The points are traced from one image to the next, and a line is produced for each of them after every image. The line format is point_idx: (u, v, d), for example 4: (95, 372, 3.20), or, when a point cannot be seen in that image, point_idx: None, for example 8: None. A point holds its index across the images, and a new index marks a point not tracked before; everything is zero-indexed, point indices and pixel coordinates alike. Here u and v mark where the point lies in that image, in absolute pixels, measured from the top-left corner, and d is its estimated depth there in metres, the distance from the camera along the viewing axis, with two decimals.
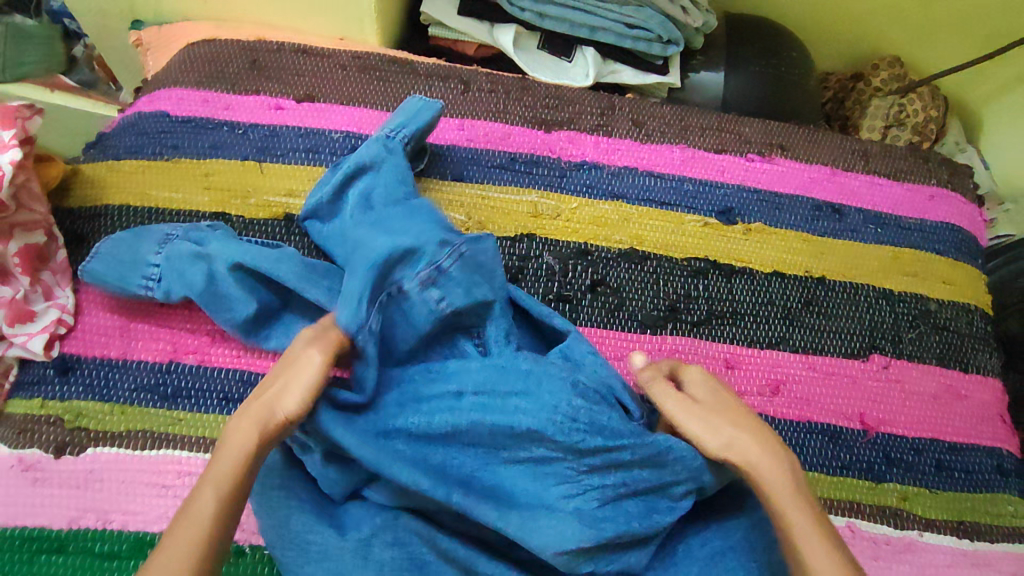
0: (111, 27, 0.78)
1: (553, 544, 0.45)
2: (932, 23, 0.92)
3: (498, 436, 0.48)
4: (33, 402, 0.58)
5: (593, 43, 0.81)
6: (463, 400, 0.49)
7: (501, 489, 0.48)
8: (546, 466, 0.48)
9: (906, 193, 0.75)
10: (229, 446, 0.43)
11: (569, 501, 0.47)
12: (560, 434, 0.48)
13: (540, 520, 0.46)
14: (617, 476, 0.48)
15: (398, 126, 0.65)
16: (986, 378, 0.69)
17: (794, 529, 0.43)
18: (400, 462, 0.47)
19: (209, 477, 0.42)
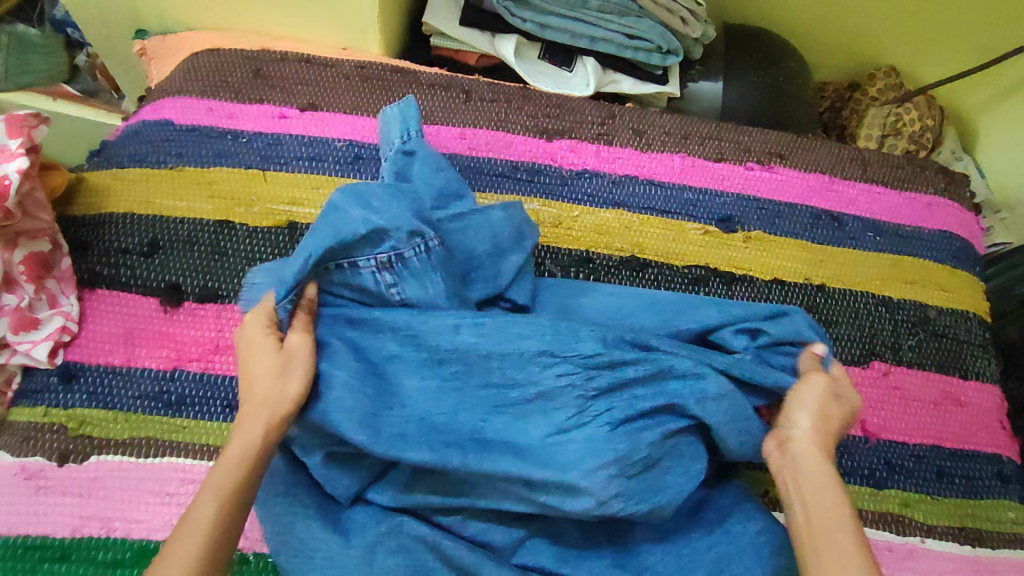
0: (115, 37, 0.79)
1: (578, 469, 0.45)
2: (926, 34, 0.93)
3: (504, 364, 0.48)
4: (36, 410, 0.58)
5: (593, 53, 0.82)
6: (462, 334, 0.49)
7: (510, 436, 0.47)
8: (559, 396, 0.48)
9: (903, 202, 0.76)
10: (235, 446, 0.43)
11: (582, 429, 0.47)
12: (569, 356, 0.49)
13: (556, 452, 0.46)
14: (621, 398, 0.49)
15: (409, 127, 0.64)
16: (986, 385, 0.69)
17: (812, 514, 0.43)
18: (409, 430, 0.46)
19: (212, 481, 0.42)
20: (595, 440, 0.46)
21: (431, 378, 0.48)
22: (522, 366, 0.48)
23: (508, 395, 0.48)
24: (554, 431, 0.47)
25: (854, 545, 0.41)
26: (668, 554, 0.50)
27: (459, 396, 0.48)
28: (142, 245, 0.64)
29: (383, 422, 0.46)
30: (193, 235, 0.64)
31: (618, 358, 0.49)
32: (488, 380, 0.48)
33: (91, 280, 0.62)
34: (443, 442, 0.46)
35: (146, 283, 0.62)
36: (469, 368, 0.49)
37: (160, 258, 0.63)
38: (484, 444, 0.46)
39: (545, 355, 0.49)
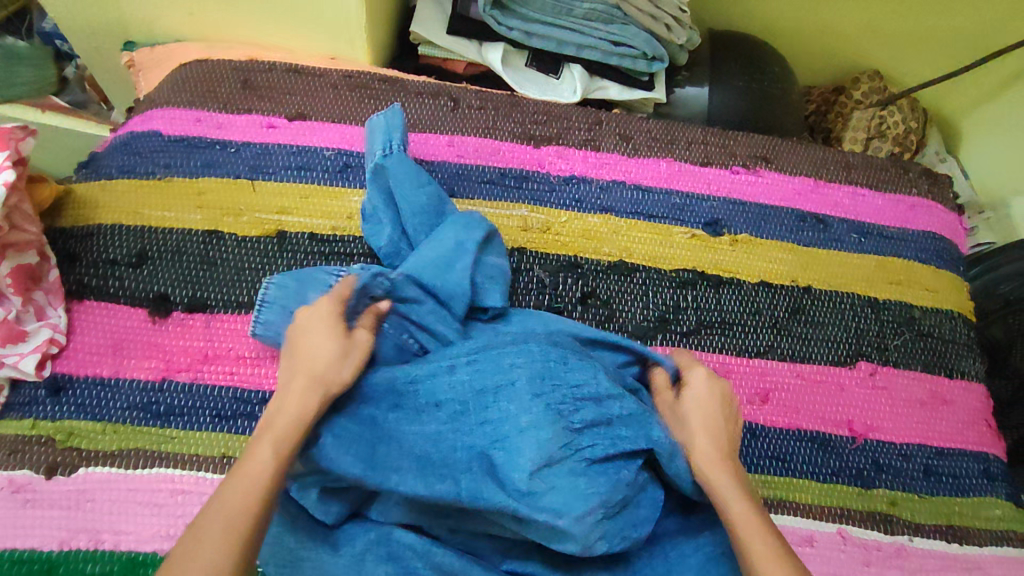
0: (103, 49, 0.79)
1: (568, 515, 0.45)
2: (908, 39, 0.95)
3: (491, 399, 0.49)
4: (24, 422, 0.58)
5: (580, 60, 0.82)
6: (458, 379, 0.50)
7: (504, 469, 0.46)
8: (541, 427, 0.47)
9: (887, 204, 0.76)
10: (287, 407, 0.45)
11: (568, 466, 0.47)
12: (560, 387, 0.50)
13: (544, 494, 0.45)
14: (608, 435, 0.49)
15: (393, 137, 0.66)
16: (971, 383, 0.70)
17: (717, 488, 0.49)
18: (403, 465, 0.47)
19: (270, 433, 0.43)
20: (580, 483, 0.46)
21: (427, 413, 0.50)
22: (518, 401, 0.48)
23: (504, 427, 0.48)
24: (540, 467, 0.46)
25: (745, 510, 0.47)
26: (656, 558, 0.51)
27: (454, 434, 0.48)
28: (130, 256, 0.64)
29: (378, 458, 0.47)
30: (182, 245, 0.65)
31: (603, 392, 0.51)
32: (483, 417, 0.48)
33: (79, 292, 0.62)
34: (438, 476, 0.47)
35: (134, 294, 0.62)
36: (465, 406, 0.49)
37: (148, 268, 0.63)
38: (476, 478, 0.46)
39: (536, 383, 0.49)
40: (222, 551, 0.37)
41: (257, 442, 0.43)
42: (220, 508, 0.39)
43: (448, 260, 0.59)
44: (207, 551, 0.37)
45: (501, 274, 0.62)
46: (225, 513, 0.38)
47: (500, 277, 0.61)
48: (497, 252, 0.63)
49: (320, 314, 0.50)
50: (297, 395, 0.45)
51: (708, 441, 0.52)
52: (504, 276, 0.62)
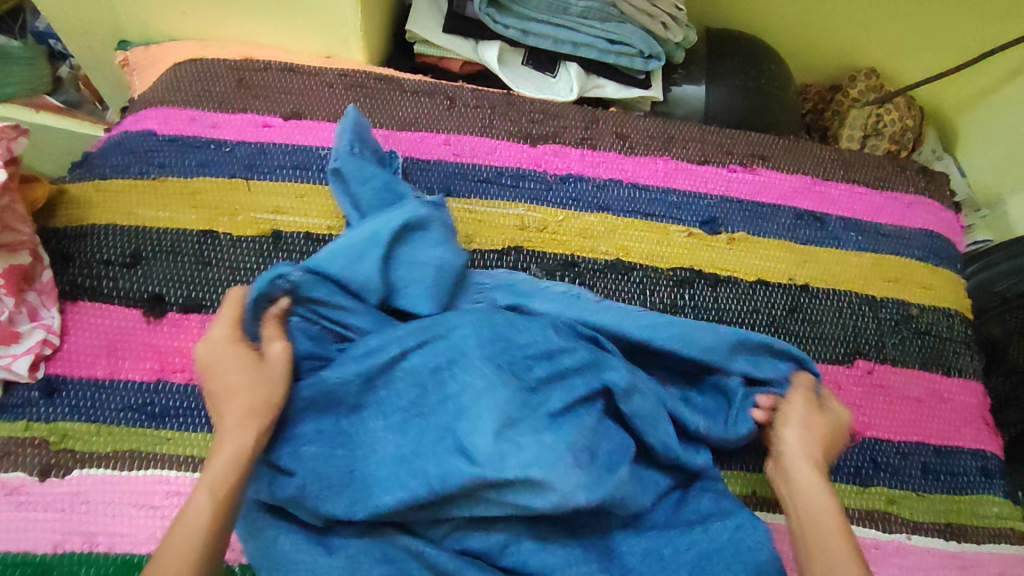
0: (97, 49, 0.79)
1: (539, 465, 0.46)
2: (904, 36, 0.95)
3: (444, 375, 0.51)
4: (17, 424, 0.57)
5: (576, 58, 0.82)
6: (412, 365, 0.52)
7: (470, 439, 0.47)
8: (495, 389, 0.49)
9: (884, 201, 0.76)
10: (221, 447, 0.46)
11: (529, 420, 0.48)
12: (511, 349, 0.53)
13: (511, 452, 0.46)
14: (560, 389, 0.52)
15: (350, 138, 0.63)
16: (968, 381, 0.70)
17: (806, 495, 0.52)
18: (382, 468, 0.48)
19: (206, 477, 0.44)
20: (545, 437, 0.48)
21: (387, 410, 0.51)
22: (472, 369, 0.50)
23: (461, 400, 0.49)
24: (503, 425, 0.47)
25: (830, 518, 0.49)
26: (652, 554, 0.51)
27: (418, 422, 0.50)
28: (124, 257, 0.63)
29: (358, 476, 0.49)
30: (177, 245, 0.64)
31: (554, 350, 0.54)
32: (442, 395, 0.50)
33: (72, 293, 0.62)
34: (410, 472, 0.47)
35: (128, 294, 0.62)
36: (424, 388, 0.51)
37: (142, 269, 0.63)
38: (444, 457, 0.47)
39: (486, 346, 0.52)
40: None
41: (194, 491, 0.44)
42: (164, 562, 0.40)
43: (358, 251, 0.56)
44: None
45: (429, 272, 0.58)
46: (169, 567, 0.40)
47: (426, 277, 0.58)
48: (429, 244, 0.59)
49: (223, 343, 0.51)
50: (229, 436, 0.47)
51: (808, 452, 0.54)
52: (431, 275, 0.58)
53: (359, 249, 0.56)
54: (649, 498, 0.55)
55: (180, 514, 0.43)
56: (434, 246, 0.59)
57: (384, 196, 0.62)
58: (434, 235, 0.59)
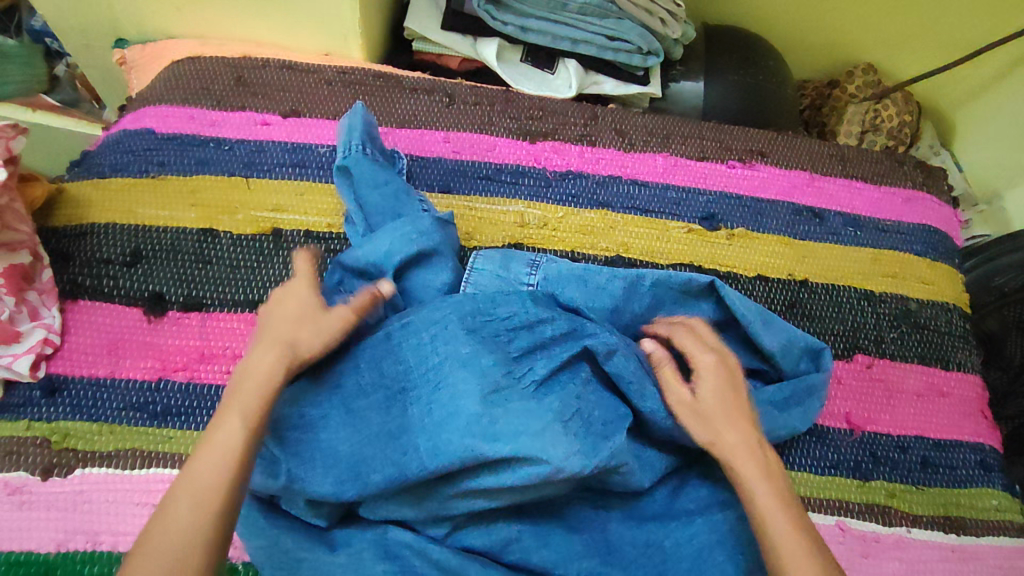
0: (93, 47, 0.78)
1: (528, 435, 0.47)
2: (900, 32, 0.95)
3: (428, 350, 0.51)
4: (19, 424, 0.57)
5: (574, 55, 0.82)
6: (395, 346, 0.52)
7: (457, 407, 0.48)
8: (478, 359, 0.50)
9: (882, 196, 0.77)
10: (254, 373, 0.46)
11: (516, 390, 0.49)
12: (490, 323, 0.53)
13: (498, 419, 0.47)
14: (543, 356, 0.53)
15: (353, 137, 0.64)
16: (967, 375, 0.70)
17: (758, 504, 0.47)
18: (374, 446, 0.49)
19: (237, 401, 0.44)
20: (532, 406, 0.49)
21: (373, 392, 0.51)
22: (454, 340, 0.51)
23: (444, 370, 0.50)
24: (489, 394, 0.48)
25: (788, 526, 0.45)
26: (652, 546, 0.52)
27: (403, 398, 0.50)
28: (124, 255, 0.63)
29: (343, 455, 0.49)
30: (177, 244, 0.64)
31: (534, 319, 0.55)
32: (424, 369, 0.50)
33: (73, 292, 0.62)
34: (400, 449, 0.48)
35: (129, 293, 0.62)
36: (407, 366, 0.51)
37: (143, 267, 0.63)
38: (433, 431, 0.48)
39: (467, 320, 0.52)
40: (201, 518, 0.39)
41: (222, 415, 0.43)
42: (194, 478, 0.40)
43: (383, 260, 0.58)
44: (180, 519, 0.38)
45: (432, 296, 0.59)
46: (198, 482, 0.40)
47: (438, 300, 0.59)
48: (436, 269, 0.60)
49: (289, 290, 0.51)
50: (266, 358, 0.46)
51: (738, 439, 0.50)
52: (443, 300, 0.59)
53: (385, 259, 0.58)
54: (649, 492, 0.56)
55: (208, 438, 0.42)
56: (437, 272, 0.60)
57: (392, 203, 0.62)
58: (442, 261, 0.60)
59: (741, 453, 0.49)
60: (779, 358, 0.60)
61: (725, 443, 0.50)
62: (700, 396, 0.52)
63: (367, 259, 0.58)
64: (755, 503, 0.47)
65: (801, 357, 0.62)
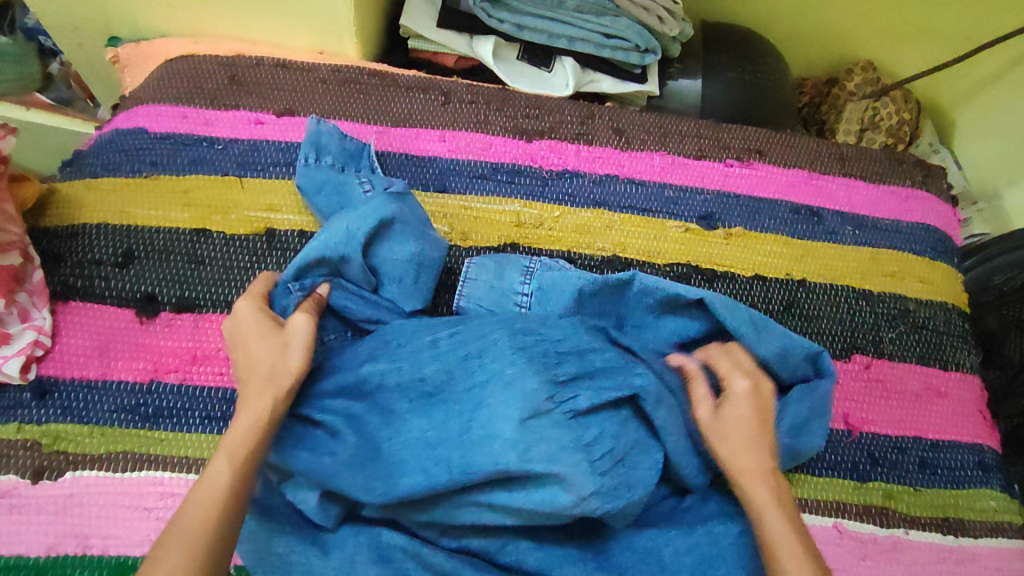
0: (86, 45, 0.78)
1: (559, 466, 0.46)
2: (900, 30, 0.94)
3: (473, 364, 0.51)
4: (9, 427, 0.56)
5: (571, 52, 0.81)
6: (440, 354, 0.52)
7: (494, 426, 0.47)
8: (524, 380, 0.48)
9: (882, 195, 0.76)
10: (242, 413, 0.47)
11: (556, 412, 0.48)
12: (541, 343, 0.52)
13: (533, 443, 0.46)
14: (590, 387, 0.50)
15: (308, 150, 0.65)
16: (966, 375, 0.70)
17: (771, 532, 0.47)
18: (408, 457, 0.49)
19: (225, 443, 0.45)
20: (568, 435, 0.47)
21: (421, 402, 0.51)
22: (501, 358, 0.50)
23: (487, 387, 0.49)
24: (526, 417, 0.47)
25: (798, 550, 0.46)
26: (647, 552, 0.52)
27: (446, 408, 0.50)
28: (116, 256, 0.63)
29: (383, 455, 0.49)
30: (170, 244, 0.64)
31: (585, 346, 0.53)
32: (469, 382, 0.50)
33: (64, 293, 0.61)
34: (434, 461, 0.48)
35: (121, 294, 0.61)
36: (450, 375, 0.51)
37: (135, 268, 0.62)
38: (469, 445, 0.47)
39: (517, 338, 0.51)
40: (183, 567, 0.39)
41: (215, 458, 0.44)
42: (181, 525, 0.41)
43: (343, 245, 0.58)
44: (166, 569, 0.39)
45: (408, 269, 0.60)
46: (185, 530, 0.40)
47: (407, 275, 0.60)
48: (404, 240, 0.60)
49: (245, 319, 0.52)
50: (253, 398, 0.47)
51: (756, 460, 0.51)
52: (413, 270, 0.60)
53: (348, 239, 0.58)
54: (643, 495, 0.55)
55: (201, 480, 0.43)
56: (407, 242, 0.60)
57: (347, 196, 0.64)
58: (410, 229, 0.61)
59: (749, 474, 0.51)
60: (776, 365, 0.59)
61: (741, 463, 0.51)
62: (722, 412, 0.53)
63: (327, 246, 0.57)
64: (765, 528, 0.48)
65: (801, 365, 0.60)
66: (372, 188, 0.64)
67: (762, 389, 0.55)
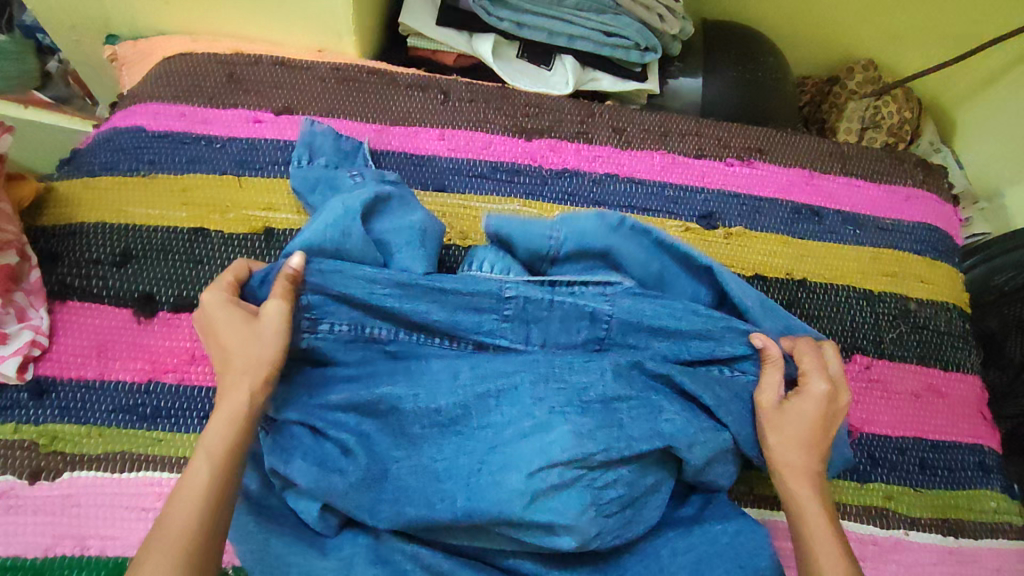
0: (84, 43, 0.77)
1: (565, 516, 0.46)
2: (902, 27, 0.94)
3: (490, 401, 0.50)
4: (5, 427, 0.56)
5: (571, 50, 0.81)
6: (461, 389, 0.51)
7: (505, 472, 0.47)
8: (544, 429, 0.48)
9: (883, 194, 0.76)
10: (220, 409, 0.46)
11: (573, 467, 0.46)
12: (568, 392, 0.50)
13: (542, 495, 0.46)
14: (620, 443, 0.48)
15: (301, 154, 0.65)
16: (967, 375, 0.69)
17: (809, 526, 0.50)
18: (415, 482, 0.48)
19: (204, 440, 0.45)
20: (580, 489, 0.47)
21: (436, 431, 0.50)
22: (521, 404, 0.49)
23: (504, 431, 0.49)
24: (539, 469, 0.46)
25: (834, 547, 0.49)
26: (647, 555, 0.51)
27: (458, 440, 0.50)
28: (114, 255, 0.62)
29: (390, 478, 0.49)
30: (167, 244, 0.63)
31: (613, 394, 0.51)
32: (486, 421, 0.50)
33: (62, 292, 0.61)
34: (438, 493, 0.48)
35: (119, 293, 0.61)
36: (467, 410, 0.50)
37: (133, 267, 0.62)
38: (477, 487, 0.47)
39: (540, 385, 0.50)
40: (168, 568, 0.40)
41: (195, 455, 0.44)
42: (165, 527, 0.41)
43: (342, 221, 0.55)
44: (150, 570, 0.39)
45: (415, 236, 0.59)
46: (168, 532, 0.41)
47: (415, 238, 0.59)
48: (405, 216, 0.60)
49: (213, 308, 0.49)
50: (229, 392, 0.46)
51: (803, 459, 0.53)
52: (418, 236, 0.59)
53: (346, 214, 0.55)
54: None
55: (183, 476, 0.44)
56: (410, 215, 0.60)
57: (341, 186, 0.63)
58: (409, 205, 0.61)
59: (793, 472, 0.53)
60: None
61: (786, 459, 0.53)
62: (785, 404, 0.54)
63: (330, 225, 0.54)
64: (804, 521, 0.51)
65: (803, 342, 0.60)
66: (362, 178, 0.62)
67: (840, 399, 0.54)
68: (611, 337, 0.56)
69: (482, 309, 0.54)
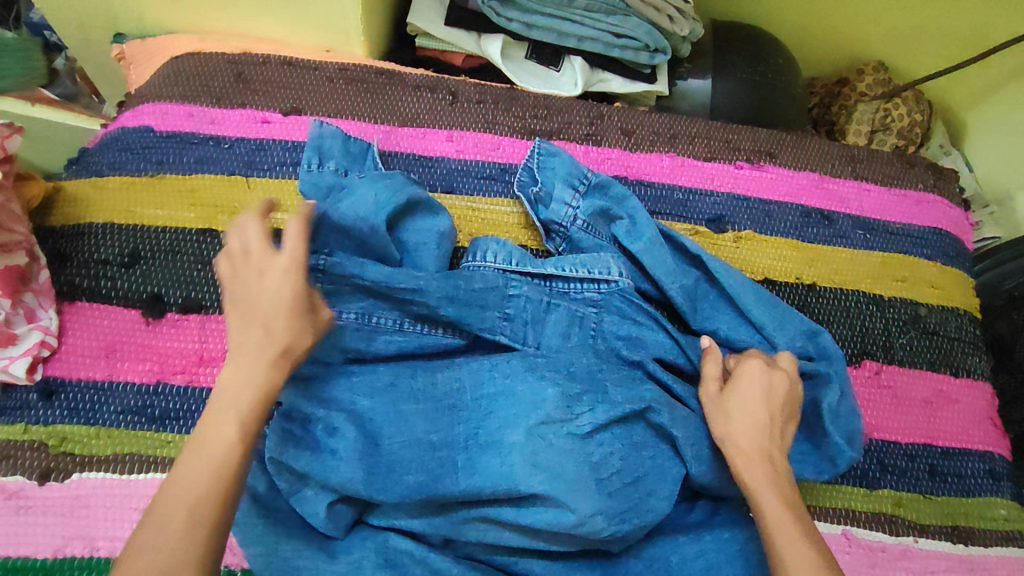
0: (92, 42, 0.77)
1: (564, 480, 0.47)
2: (914, 28, 0.93)
3: (478, 376, 0.52)
4: (16, 427, 0.56)
5: (581, 52, 0.81)
6: (456, 367, 0.53)
7: (502, 435, 0.49)
8: (536, 394, 0.50)
9: (892, 198, 0.75)
10: (246, 376, 0.42)
11: (565, 429, 0.49)
12: (556, 363, 0.53)
13: (540, 454, 0.48)
14: (609, 405, 0.51)
15: (310, 154, 0.64)
16: (977, 382, 0.69)
17: (766, 511, 0.47)
18: (411, 463, 0.49)
19: (230, 405, 0.41)
20: (575, 453, 0.49)
21: (430, 408, 0.52)
22: (514, 376, 0.52)
23: (498, 400, 0.51)
24: (536, 425, 0.49)
25: (796, 531, 0.46)
26: (658, 561, 0.51)
27: (452, 415, 0.51)
28: (122, 256, 0.62)
29: (383, 454, 0.50)
30: (176, 244, 0.63)
31: (596, 367, 0.54)
32: (478, 394, 0.52)
33: (70, 293, 0.61)
34: (438, 463, 0.50)
35: (127, 294, 0.61)
36: (461, 387, 0.52)
37: (142, 268, 0.62)
38: (476, 451, 0.50)
39: (529, 358, 0.53)
40: (189, 535, 0.37)
41: (219, 415, 0.41)
42: (185, 490, 0.38)
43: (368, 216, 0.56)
44: (166, 531, 0.36)
45: (432, 240, 0.60)
46: (189, 495, 0.38)
47: (432, 240, 0.60)
48: (425, 219, 0.61)
49: (278, 272, 0.44)
50: (258, 363, 0.42)
51: (756, 444, 0.52)
52: (436, 239, 0.60)
53: (376, 209, 0.56)
54: None
55: (202, 435, 0.40)
56: (429, 219, 0.61)
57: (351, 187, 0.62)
58: (430, 206, 0.61)
59: (747, 458, 0.51)
60: (774, 330, 0.62)
61: (741, 447, 0.52)
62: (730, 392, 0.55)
63: (357, 216, 0.55)
64: (759, 508, 0.48)
65: (800, 339, 0.62)
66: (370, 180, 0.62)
67: (776, 376, 0.55)
68: (603, 326, 0.59)
69: (485, 305, 0.56)
